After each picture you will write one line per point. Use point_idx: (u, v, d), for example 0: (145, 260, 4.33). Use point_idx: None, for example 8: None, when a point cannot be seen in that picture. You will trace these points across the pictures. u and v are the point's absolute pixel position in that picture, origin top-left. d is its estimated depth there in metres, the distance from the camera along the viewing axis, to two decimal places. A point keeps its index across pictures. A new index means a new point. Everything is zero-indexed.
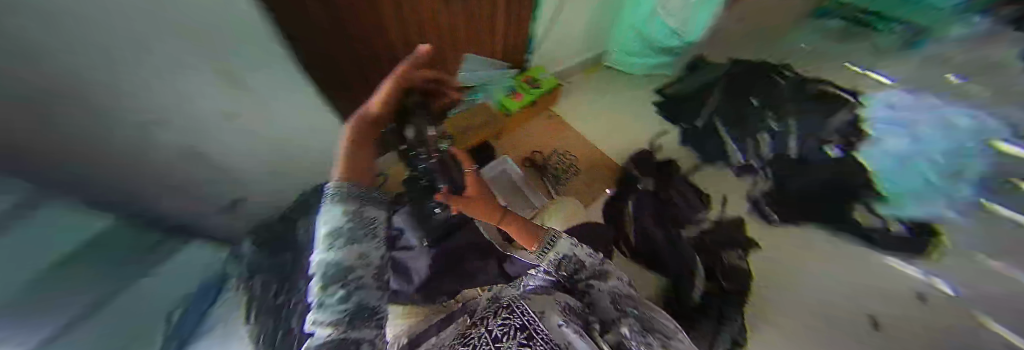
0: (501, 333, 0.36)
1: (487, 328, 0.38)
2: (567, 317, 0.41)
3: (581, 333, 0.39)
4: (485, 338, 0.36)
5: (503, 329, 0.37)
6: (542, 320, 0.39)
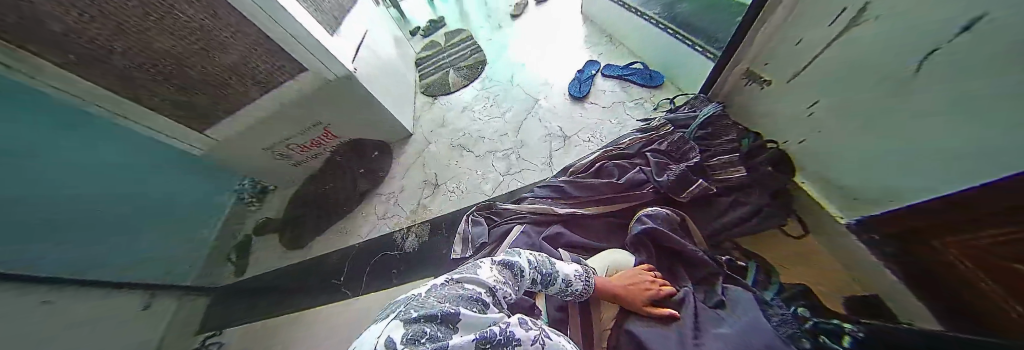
0: (616, 168, 0.89)
1: (609, 166, 0.91)
2: (604, 195, 0.85)
3: (591, 168, 0.94)
4: (602, 173, 0.91)
5: (616, 170, 0.89)
6: (619, 179, 0.87)
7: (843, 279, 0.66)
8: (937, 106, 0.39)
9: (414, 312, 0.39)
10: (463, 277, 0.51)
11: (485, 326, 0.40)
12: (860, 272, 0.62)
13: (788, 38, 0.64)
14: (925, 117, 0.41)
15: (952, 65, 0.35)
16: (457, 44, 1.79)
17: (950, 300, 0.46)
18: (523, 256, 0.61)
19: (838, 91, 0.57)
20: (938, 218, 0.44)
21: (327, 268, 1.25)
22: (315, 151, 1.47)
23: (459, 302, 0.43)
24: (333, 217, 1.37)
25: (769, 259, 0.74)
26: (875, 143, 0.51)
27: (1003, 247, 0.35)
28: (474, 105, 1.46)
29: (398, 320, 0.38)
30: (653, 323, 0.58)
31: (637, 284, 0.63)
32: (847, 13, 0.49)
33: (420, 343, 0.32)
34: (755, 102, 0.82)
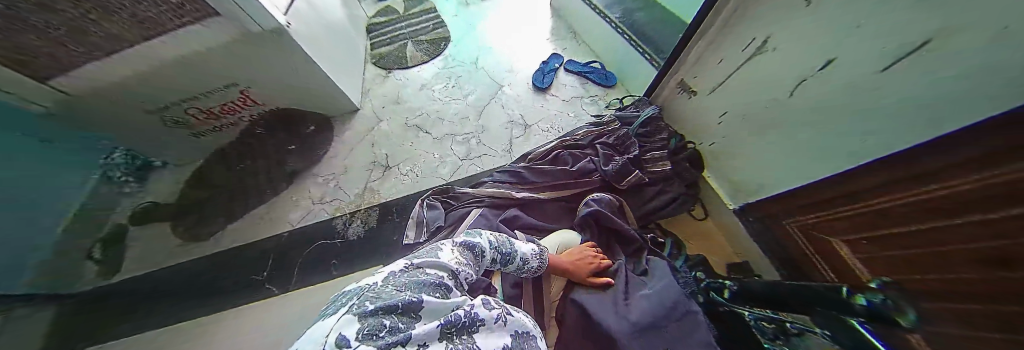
0: (571, 156, 0.98)
1: (565, 154, 0.99)
2: (560, 181, 0.93)
3: (548, 155, 1.00)
4: (558, 160, 0.98)
5: (570, 158, 0.97)
6: (573, 166, 0.95)
7: (727, 250, 0.86)
8: (821, 114, 0.52)
9: (370, 304, 0.38)
10: (423, 261, 0.51)
11: (448, 311, 0.43)
12: (738, 244, 0.83)
13: (712, 57, 0.79)
14: (808, 125, 0.55)
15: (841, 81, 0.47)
16: (416, 15, 1.65)
17: (797, 261, 0.65)
18: (483, 237, 0.63)
19: (743, 104, 0.72)
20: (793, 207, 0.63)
21: (246, 260, 1.07)
22: (223, 120, 1.20)
23: (421, 289, 0.44)
24: (251, 200, 1.16)
25: (681, 236, 0.92)
26: (766, 146, 0.68)
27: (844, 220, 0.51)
28: (433, 85, 1.39)
29: (354, 312, 0.37)
30: (594, 291, 0.67)
31: (582, 258, 0.72)
32: (756, 42, 0.64)
33: (381, 336, 0.34)
34: (680, 111, 0.98)
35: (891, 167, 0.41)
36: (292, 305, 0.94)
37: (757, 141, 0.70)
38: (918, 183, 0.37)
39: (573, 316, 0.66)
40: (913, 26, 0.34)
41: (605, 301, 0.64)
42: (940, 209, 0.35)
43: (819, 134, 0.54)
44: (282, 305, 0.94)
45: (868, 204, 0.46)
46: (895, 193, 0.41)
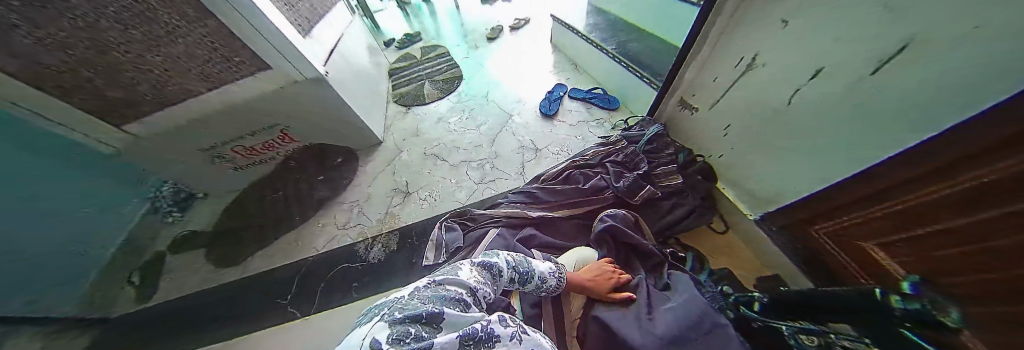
0: (582, 175, 1.01)
1: (577, 173, 1.02)
2: (574, 199, 0.95)
3: (559, 175, 1.04)
4: (570, 179, 1.02)
5: (582, 177, 1.01)
6: (585, 184, 0.98)
7: (755, 263, 0.83)
8: (829, 116, 0.54)
9: (397, 313, 0.41)
10: (444, 279, 0.53)
11: (467, 323, 0.43)
12: (766, 255, 0.80)
13: (707, 77, 0.85)
14: (817, 126, 0.57)
15: (845, 78, 0.49)
16: (432, 58, 1.86)
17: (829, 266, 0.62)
18: (500, 256, 0.65)
19: (746, 116, 0.75)
20: (815, 217, 0.62)
21: (272, 284, 1.10)
22: (264, 156, 1.34)
23: (442, 302, 0.46)
24: (281, 228, 1.23)
25: (702, 251, 0.89)
26: (773, 154, 0.70)
27: (867, 226, 0.51)
28: (449, 117, 1.51)
29: (384, 320, 0.40)
30: (616, 308, 0.65)
31: (601, 274, 0.71)
32: (746, 60, 0.71)
33: (406, 342, 0.36)
34: (684, 129, 1.02)
35: (902, 165, 0.43)
36: (311, 331, 0.94)
37: (768, 148, 0.71)
38: (942, 179, 0.38)
39: (596, 334, 0.63)
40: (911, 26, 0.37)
41: (629, 316, 0.62)
42: (964, 198, 0.36)
43: (826, 137, 0.56)
44: (306, 326, 0.96)
45: (886, 206, 0.47)
46: (911, 191, 0.42)
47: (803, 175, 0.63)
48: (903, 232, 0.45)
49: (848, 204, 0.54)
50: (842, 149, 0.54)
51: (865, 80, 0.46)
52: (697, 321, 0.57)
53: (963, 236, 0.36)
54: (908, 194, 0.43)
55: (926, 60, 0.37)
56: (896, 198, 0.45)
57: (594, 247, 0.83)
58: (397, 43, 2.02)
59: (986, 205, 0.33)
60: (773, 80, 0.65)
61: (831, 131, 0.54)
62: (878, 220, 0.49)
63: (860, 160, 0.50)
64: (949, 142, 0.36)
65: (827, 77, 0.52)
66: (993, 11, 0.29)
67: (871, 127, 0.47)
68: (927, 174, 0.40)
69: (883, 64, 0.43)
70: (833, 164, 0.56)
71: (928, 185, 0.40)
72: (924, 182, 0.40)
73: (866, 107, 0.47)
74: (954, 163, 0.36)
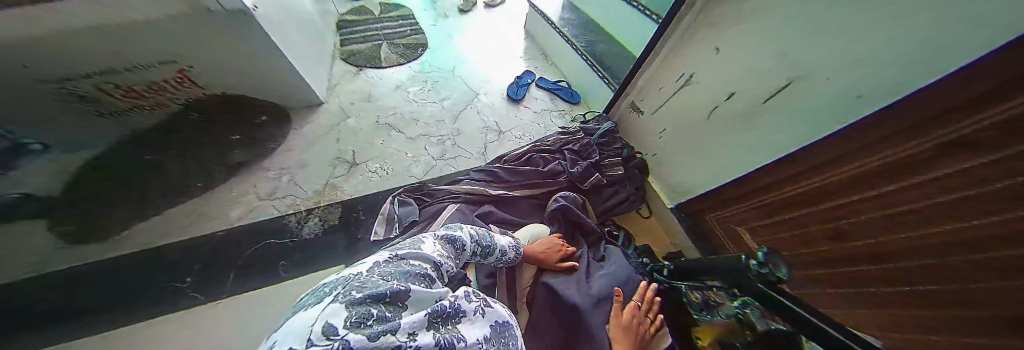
0: (542, 159, 1.07)
1: (537, 156, 1.08)
2: (533, 181, 1.01)
3: (520, 157, 1.09)
4: (530, 161, 1.07)
5: (541, 160, 1.07)
6: (543, 167, 1.05)
7: (665, 241, 1.03)
8: (739, 127, 0.70)
9: (356, 293, 0.36)
10: (406, 253, 0.49)
11: (434, 300, 0.43)
12: (674, 236, 0.99)
13: (652, 86, 0.98)
14: (730, 135, 0.73)
15: (756, 96, 0.63)
16: (392, 18, 1.68)
17: (715, 243, 0.82)
18: (462, 231, 0.64)
19: (677, 123, 0.91)
20: (716, 206, 0.81)
21: (159, 266, 0.87)
22: (151, 100, 1.00)
23: (405, 279, 0.43)
24: (174, 196, 0.98)
25: (635, 232, 1.06)
26: (694, 156, 0.87)
27: (750, 213, 0.69)
28: (409, 87, 1.41)
29: (336, 301, 0.34)
30: (564, 278, 0.73)
31: (553, 248, 0.79)
32: (683, 76, 0.84)
33: (369, 325, 0.32)
34: (629, 128, 1.16)
35: (777, 173, 0.61)
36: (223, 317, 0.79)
37: (691, 151, 0.87)
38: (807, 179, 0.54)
39: (544, 298, 0.69)
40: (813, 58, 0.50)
41: (575, 281, 0.71)
42: (820, 191, 0.51)
43: (737, 146, 0.71)
44: (213, 314, 0.80)
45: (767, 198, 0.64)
46: (781, 191, 0.60)
47: (714, 172, 0.80)
48: (767, 220, 0.65)
49: (735, 199, 0.74)
50: (745, 153, 0.70)
51: (771, 99, 0.60)
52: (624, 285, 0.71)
53: (816, 216, 0.53)
54: (783, 189, 0.59)
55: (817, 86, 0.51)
56: (777, 191, 0.61)
57: (547, 223, 0.91)
58: None
59: (828, 203, 0.50)
60: (700, 95, 0.80)
61: (740, 138, 0.70)
62: (758, 208, 0.67)
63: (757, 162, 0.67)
64: (826, 149, 0.50)
65: (742, 95, 0.67)
66: (870, 48, 0.41)
67: (767, 136, 0.63)
68: (799, 175, 0.56)
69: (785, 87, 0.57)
70: (737, 165, 0.72)
71: (799, 183, 0.56)
72: (796, 180, 0.56)
73: (767, 122, 0.62)
74: (823, 167, 0.51)
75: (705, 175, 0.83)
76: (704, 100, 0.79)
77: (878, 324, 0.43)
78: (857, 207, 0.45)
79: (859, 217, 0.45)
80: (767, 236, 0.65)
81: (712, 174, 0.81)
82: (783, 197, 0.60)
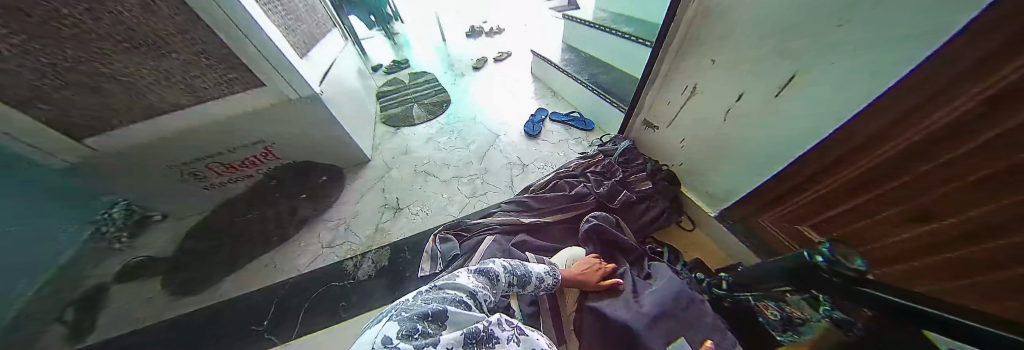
0: (568, 183, 1.13)
1: (563, 182, 1.15)
2: (563, 205, 1.06)
3: (546, 185, 1.16)
4: (556, 187, 1.14)
5: (568, 185, 1.13)
6: (571, 191, 1.10)
7: (717, 253, 0.99)
8: (755, 125, 0.73)
9: (406, 312, 0.43)
10: (442, 284, 0.53)
11: (470, 322, 0.43)
12: (724, 247, 0.97)
13: (661, 103, 1.06)
14: (749, 135, 0.76)
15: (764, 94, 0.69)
16: (420, 83, 1.98)
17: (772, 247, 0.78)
18: (495, 262, 0.66)
19: (695, 132, 0.95)
20: (760, 207, 0.80)
21: (243, 312, 0.98)
22: (246, 172, 1.29)
23: (446, 301, 0.47)
24: (253, 254, 1.14)
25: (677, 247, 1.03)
26: (727, 159, 0.86)
27: (800, 209, 0.68)
28: (439, 137, 1.59)
29: (394, 319, 0.41)
30: (612, 301, 0.72)
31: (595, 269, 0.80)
32: (688, 89, 0.92)
33: (415, 338, 0.38)
34: (648, 144, 1.20)
35: (813, 165, 0.62)
36: None
37: (717, 155, 0.90)
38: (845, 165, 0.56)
39: (591, 322, 0.70)
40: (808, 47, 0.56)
41: (624, 302, 0.70)
42: (863, 173, 0.53)
43: (760, 144, 0.74)
44: None
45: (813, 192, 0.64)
46: (824, 181, 0.61)
47: (746, 172, 0.81)
48: (832, 211, 0.61)
49: (788, 195, 0.70)
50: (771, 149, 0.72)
51: (778, 94, 0.65)
52: (673, 300, 0.68)
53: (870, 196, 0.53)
54: (825, 177, 0.60)
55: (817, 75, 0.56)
56: (818, 182, 0.62)
57: (586, 245, 0.93)
58: (385, 68, 2.15)
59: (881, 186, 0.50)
60: (710, 103, 0.86)
61: (759, 135, 0.73)
62: (805, 203, 0.66)
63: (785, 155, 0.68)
64: (849, 130, 0.53)
65: (749, 95, 0.73)
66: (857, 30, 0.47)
67: (787, 130, 0.66)
68: (835, 163, 0.58)
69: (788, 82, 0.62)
70: (767, 161, 0.73)
71: (839, 170, 0.57)
72: (833, 168, 0.58)
73: (781, 114, 0.66)
74: (853, 148, 0.53)
75: (738, 176, 0.84)
76: (715, 106, 0.84)
77: (993, 302, 0.38)
78: (938, 179, 0.42)
79: (916, 191, 0.45)
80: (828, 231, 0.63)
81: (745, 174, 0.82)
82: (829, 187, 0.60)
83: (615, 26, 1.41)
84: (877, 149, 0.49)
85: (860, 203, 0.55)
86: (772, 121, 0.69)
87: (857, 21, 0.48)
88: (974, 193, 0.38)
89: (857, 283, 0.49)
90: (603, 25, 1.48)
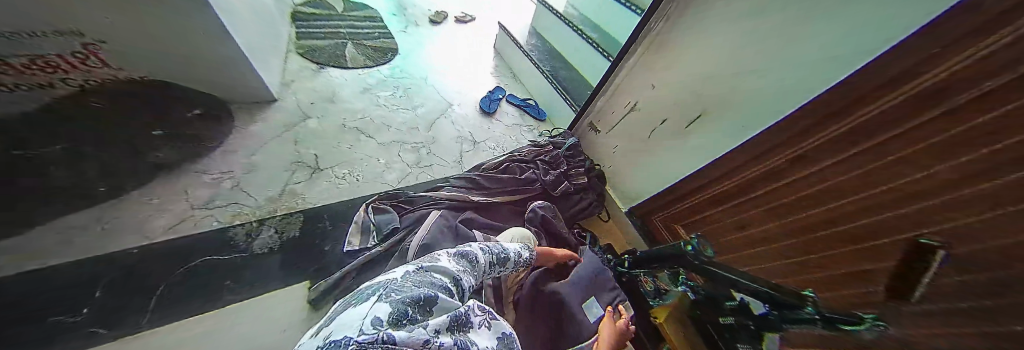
0: (520, 167, 1.17)
1: (514, 166, 1.18)
2: (511, 188, 1.09)
3: (497, 166, 1.17)
4: (507, 169, 1.16)
5: (519, 169, 1.17)
6: (521, 175, 1.15)
7: (621, 240, 1.17)
8: (670, 146, 0.92)
9: (396, 294, 0.36)
10: (428, 266, 0.48)
11: (452, 305, 0.41)
12: (628, 235, 1.14)
13: (605, 110, 1.19)
14: (664, 153, 0.95)
15: (681, 123, 0.87)
16: (357, 18, 1.63)
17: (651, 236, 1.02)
18: (474, 247, 0.61)
19: (625, 141, 1.12)
20: (654, 207, 1.02)
21: (29, 296, 0.64)
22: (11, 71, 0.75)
23: (436, 284, 0.42)
24: (53, 206, 0.75)
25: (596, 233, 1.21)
26: (642, 166, 1.06)
27: (677, 214, 0.92)
28: (378, 91, 1.37)
29: (380, 299, 0.34)
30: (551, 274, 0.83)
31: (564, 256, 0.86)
32: (629, 104, 1.07)
33: (405, 324, 0.32)
34: (586, 142, 1.35)
35: (696, 181, 0.84)
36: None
37: (635, 163, 1.09)
38: (718, 184, 0.77)
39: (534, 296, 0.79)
40: (723, 96, 0.74)
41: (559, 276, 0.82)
42: (725, 192, 0.75)
43: (669, 160, 0.94)
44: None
45: (690, 201, 0.86)
46: (701, 193, 0.83)
47: (654, 181, 1.02)
48: (696, 216, 0.84)
49: (673, 201, 0.93)
50: (675, 167, 0.92)
51: (691, 126, 0.84)
52: (594, 270, 0.82)
53: (725, 211, 0.75)
54: (702, 192, 0.82)
55: (722, 118, 0.75)
56: (696, 195, 0.84)
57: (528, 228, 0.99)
58: None
59: (733, 201, 0.73)
60: (641, 120, 1.02)
61: (670, 154, 0.93)
62: (683, 207, 0.89)
63: (683, 171, 0.89)
64: (728, 161, 0.74)
65: (671, 122, 0.90)
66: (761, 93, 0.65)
67: (689, 152, 0.86)
68: (711, 183, 0.79)
69: (699, 117, 0.81)
70: (670, 175, 0.94)
71: (711, 189, 0.79)
72: (708, 186, 0.80)
73: (690, 141, 0.85)
74: (727, 173, 0.74)
75: (647, 182, 1.05)
76: (644, 124, 1.01)
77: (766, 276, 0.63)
78: (762, 199, 0.65)
79: (752, 210, 0.68)
80: (690, 230, 0.87)
81: (652, 182, 1.02)
82: (700, 197, 0.83)
83: (583, 29, 1.52)
84: (740, 177, 0.71)
85: (714, 212, 0.78)
86: (682, 146, 0.88)
87: (756, 82, 0.65)
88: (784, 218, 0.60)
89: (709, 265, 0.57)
90: (574, 24, 1.56)
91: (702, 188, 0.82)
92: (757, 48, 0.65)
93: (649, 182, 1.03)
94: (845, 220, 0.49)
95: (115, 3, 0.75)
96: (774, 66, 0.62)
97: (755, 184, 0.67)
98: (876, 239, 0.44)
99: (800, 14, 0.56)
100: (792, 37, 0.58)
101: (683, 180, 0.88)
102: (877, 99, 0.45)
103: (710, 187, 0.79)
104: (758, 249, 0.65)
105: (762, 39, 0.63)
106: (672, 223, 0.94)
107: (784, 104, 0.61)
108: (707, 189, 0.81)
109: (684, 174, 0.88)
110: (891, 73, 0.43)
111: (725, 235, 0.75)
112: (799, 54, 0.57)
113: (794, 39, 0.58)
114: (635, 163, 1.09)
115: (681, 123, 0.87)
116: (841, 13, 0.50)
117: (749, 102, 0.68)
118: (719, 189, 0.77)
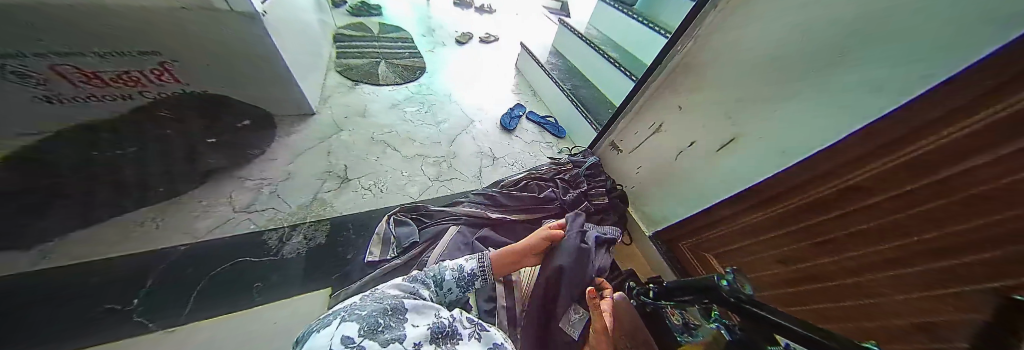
0: (539, 185, 1.17)
1: (534, 183, 1.17)
2: (530, 206, 1.08)
3: (516, 183, 1.17)
4: (527, 187, 1.16)
5: (539, 186, 1.16)
6: (542, 194, 1.13)
7: (645, 266, 1.11)
8: (699, 170, 0.87)
9: (361, 310, 0.35)
10: (382, 286, 0.44)
11: (427, 314, 0.40)
12: (653, 262, 1.08)
13: (628, 130, 1.17)
14: (692, 177, 0.90)
15: (710, 146, 0.82)
16: (390, 38, 1.76)
17: (681, 266, 0.96)
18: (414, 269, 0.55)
19: (649, 162, 1.08)
20: (683, 234, 0.95)
21: (93, 288, 0.70)
22: (81, 90, 0.87)
23: (397, 295, 0.41)
24: (118, 205, 0.83)
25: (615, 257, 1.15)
26: (668, 189, 1.01)
27: (709, 243, 0.85)
28: (405, 106, 1.43)
29: (344, 319, 0.33)
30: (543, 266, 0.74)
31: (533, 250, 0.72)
32: (654, 124, 1.03)
33: (380, 332, 0.32)
34: (608, 162, 1.31)
35: (728, 208, 0.78)
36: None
37: (660, 185, 1.04)
38: (753, 213, 0.71)
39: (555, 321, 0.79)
40: (757, 121, 0.69)
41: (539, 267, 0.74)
42: (763, 223, 0.68)
43: (698, 185, 0.88)
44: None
45: (722, 229, 0.80)
46: (735, 221, 0.76)
47: (682, 205, 0.95)
48: (731, 246, 0.78)
49: (704, 228, 0.86)
50: (704, 192, 0.86)
51: (722, 151, 0.79)
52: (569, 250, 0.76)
53: (765, 244, 0.68)
54: (735, 221, 0.76)
55: (756, 143, 0.70)
56: (729, 224, 0.78)
57: None
58: (347, 8, 1.89)
59: (772, 233, 0.66)
60: (666, 141, 0.98)
61: (700, 178, 0.87)
62: (716, 235, 0.83)
63: (714, 197, 0.83)
64: (766, 189, 0.68)
65: (701, 145, 0.85)
66: (804, 120, 0.59)
67: (721, 177, 0.80)
68: (747, 211, 0.73)
69: (730, 141, 0.76)
70: (700, 199, 0.88)
71: (747, 217, 0.73)
72: (744, 214, 0.74)
73: (721, 166, 0.80)
74: (765, 202, 0.68)
75: (674, 207, 0.99)
76: (670, 145, 0.97)
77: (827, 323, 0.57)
78: (807, 232, 0.59)
79: (797, 245, 0.61)
80: (729, 262, 0.79)
81: (680, 206, 0.96)
82: (734, 226, 0.76)
83: (603, 48, 1.53)
84: (779, 207, 0.65)
85: (751, 244, 0.72)
86: (712, 171, 0.83)
87: (794, 106, 0.61)
88: (840, 258, 0.53)
89: (746, 304, 0.44)
90: (594, 44, 1.57)
91: (737, 216, 0.76)
92: (792, 71, 0.61)
93: (676, 206, 0.98)
94: (914, 262, 0.43)
95: (191, 30, 0.87)
96: (814, 90, 0.57)
97: (797, 216, 0.61)
98: (953, 288, 0.38)
99: (840, 37, 0.52)
100: (833, 58, 0.54)
101: (714, 207, 0.83)
102: (933, 133, 0.40)
103: (745, 216, 0.73)
104: (811, 289, 0.59)
105: (799, 60, 0.59)
106: (705, 252, 0.87)
107: (828, 131, 0.56)
108: (742, 218, 0.74)
109: (715, 200, 0.82)
110: (952, 103, 0.38)
111: (766, 271, 0.68)
112: (843, 78, 0.53)
113: (835, 62, 0.54)
114: (661, 185, 1.04)
115: (711, 147, 0.82)
116: (886, 34, 0.46)
117: (787, 127, 0.63)
118: (754, 219, 0.71)
